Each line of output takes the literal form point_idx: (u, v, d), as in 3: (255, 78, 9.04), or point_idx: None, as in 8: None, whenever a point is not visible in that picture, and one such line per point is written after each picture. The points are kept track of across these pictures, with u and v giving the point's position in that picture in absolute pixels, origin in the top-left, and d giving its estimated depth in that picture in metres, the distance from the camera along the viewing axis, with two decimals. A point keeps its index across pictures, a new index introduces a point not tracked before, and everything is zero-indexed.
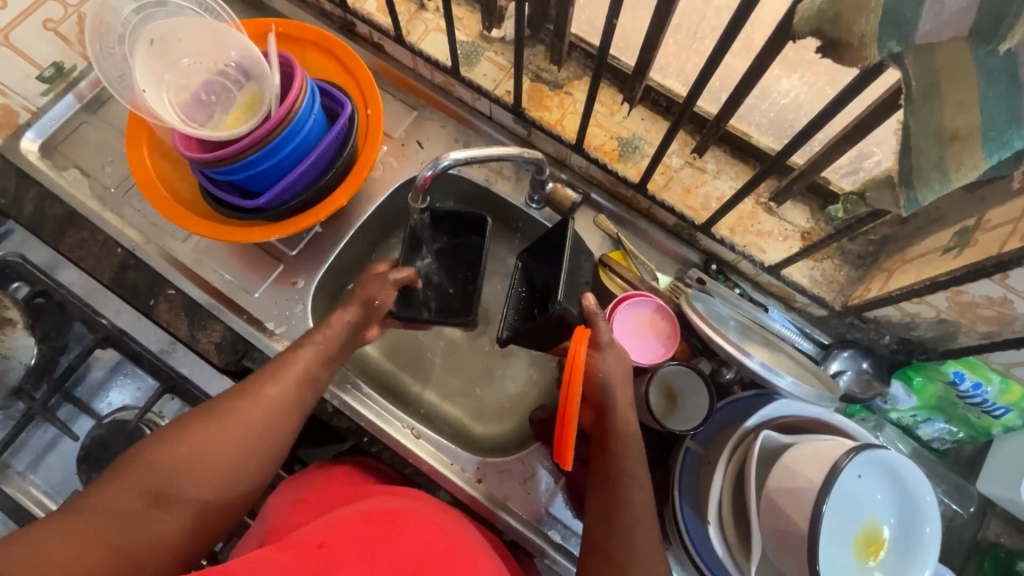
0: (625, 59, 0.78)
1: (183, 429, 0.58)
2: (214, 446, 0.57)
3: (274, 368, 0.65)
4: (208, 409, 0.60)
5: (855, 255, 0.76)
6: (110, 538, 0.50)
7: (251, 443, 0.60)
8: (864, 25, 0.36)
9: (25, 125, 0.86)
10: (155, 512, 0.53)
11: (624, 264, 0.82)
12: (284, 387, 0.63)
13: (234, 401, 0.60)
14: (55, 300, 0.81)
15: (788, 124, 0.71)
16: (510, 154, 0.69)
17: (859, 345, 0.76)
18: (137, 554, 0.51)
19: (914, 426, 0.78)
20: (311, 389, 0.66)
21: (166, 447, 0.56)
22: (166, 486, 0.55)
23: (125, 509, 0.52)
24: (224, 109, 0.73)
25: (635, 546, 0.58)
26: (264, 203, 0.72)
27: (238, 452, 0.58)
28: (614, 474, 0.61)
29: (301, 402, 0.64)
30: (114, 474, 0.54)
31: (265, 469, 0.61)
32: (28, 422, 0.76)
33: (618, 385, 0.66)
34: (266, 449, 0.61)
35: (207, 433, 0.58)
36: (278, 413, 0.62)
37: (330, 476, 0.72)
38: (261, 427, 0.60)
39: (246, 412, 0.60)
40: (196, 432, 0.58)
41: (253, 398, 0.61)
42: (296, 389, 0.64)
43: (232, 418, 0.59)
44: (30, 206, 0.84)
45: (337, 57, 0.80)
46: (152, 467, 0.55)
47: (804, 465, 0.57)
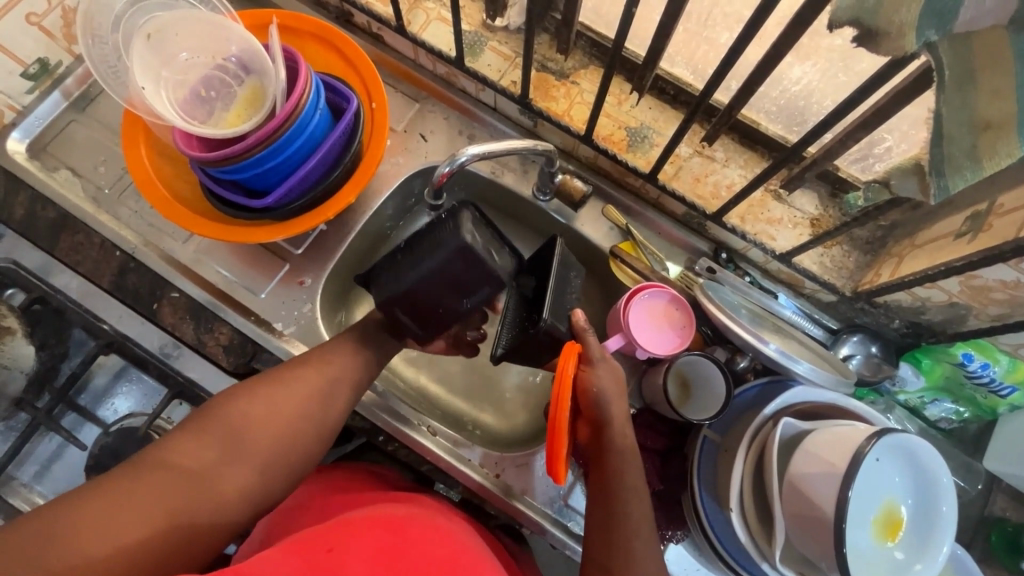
0: (635, 48, 0.77)
1: (247, 390, 0.60)
2: (278, 408, 0.60)
3: (332, 345, 0.68)
4: (271, 374, 0.63)
5: (862, 241, 0.77)
6: (178, 496, 0.52)
7: (310, 410, 0.62)
8: (905, 15, 0.36)
9: (10, 125, 0.82)
10: (220, 466, 0.55)
11: (634, 254, 0.82)
12: (342, 361, 0.67)
13: (294, 370, 0.64)
14: (53, 306, 0.79)
15: (799, 111, 0.72)
16: (523, 147, 0.68)
17: (867, 329, 0.78)
18: (203, 511, 0.53)
19: (921, 407, 0.80)
20: (364, 365, 0.69)
21: (231, 407, 0.59)
22: (229, 445, 0.56)
23: (192, 461, 0.54)
24: (225, 105, 0.71)
25: (642, 551, 0.58)
26: (272, 202, 0.70)
27: (298, 415, 0.61)
28: (612, 484, 0.62)
29: (358, 376, 0.68)
30: (181, 431, 0.56)
31: (322, 439, 0.63)
32: (32, 433, 0.74)
33: (615, 400, 0.65)
34: (323, 416, 0.63)
35: (270, 396, 0.61)
36: (335, 383, 0.65)
37: (332, 481, 0.72)
38: (320, 396, 0.64)
39: (307, 380, 0.63)
40: (260, 394, 0.60)
41: (313, 367, 0.65)
42: (351, 365, 0.68)
43: (294, 383, 0.63)
44: (22, 209, 0.81)
45: (339, 51, 0.78)
46: (220, 424, 0.57)
47: (825, 450, 0.57)
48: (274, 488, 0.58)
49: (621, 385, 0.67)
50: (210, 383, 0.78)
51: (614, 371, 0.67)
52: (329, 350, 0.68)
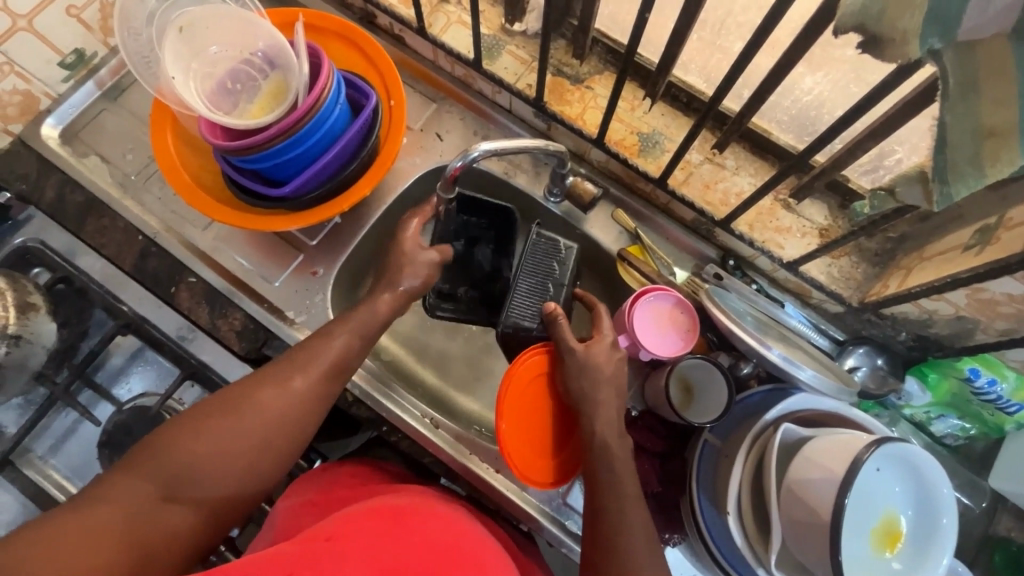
0: (648, 55, 0.78)
1: (200, 419, 0.57)
2: (237, 438, 0.57)
3: (298, 359, 0.63)
4: (230, 398, 0.59)
5: (871, 252, 0.77)
6: (128, 536, 0.50)
7: (268, 435, 0.59)
8: (908, 21, 0.37)
9: (46, 111, 0.86)
10: (171, 503, 0.53)
11: (642, 258, 0.83)
12: (309, 379, 0.62)
13: (255, 394, 0.59)
14: (77, 286, 0.81)
15: (810, 121, 0.72)
16: (535, 146, 0.70)
17: (874, 341, 0.77)
18: (155, 545, 0.52)
19: (927, 422, 0.79)
20: (336, 380, 0.65)
21: (182, 438, 0.55)
22: (185, 480, 0.54)
23: (141, 500, 0.52)
24: (249, 98, 0.73)
25: (643, 554, 0.57)
26: (290, 192, 0.72)
27: (255, 443, 0.58)
28: (602, 481, 0.62)
29: (325, 395, 0.63)
30: (129, 463, 0.54)
31: (285, 461, 0.60)
32: (50, 406, 0.77)
33: (585, 389, 0.68)
34: (285, 442, 0.60)
35: (223, 424, 0.57)
36: (305, 409, 0.61)
37: (338, 477, 0.73)
38: (281, 423, 0.60)
39: (270, 406, 0.59)
40: (217, 424, 0.57)
41: (279, 390, 0.60)
42: (319, 382, 0.63)
43: (251, 409, 0.58)
44: (52, 191, 0.85)
45: (362, 50, 0.81)
46: (169, 460, 0.54)
47: (824, 457, 0.58)
48: (236, 509, 0.58)
49: (593, 376, 0.68)
50: (222, 367, 0.80)
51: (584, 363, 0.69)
52: (291, 365, 0.62)
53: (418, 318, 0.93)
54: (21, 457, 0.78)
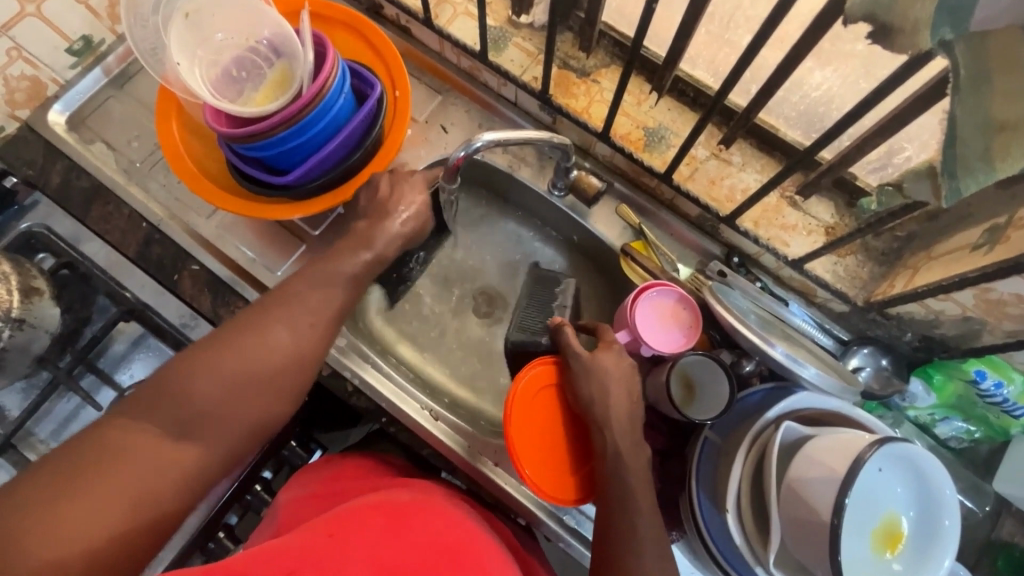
0: (655, 48, 0.77)
1: (204, 356, 0.55)
2: (245, 376, 0.55)
3: (302, 295, 0.62)
4: (232, 337, 0.57)
5: (878, 251, 0.76)
6: (140, 475, 0.48)
7: (276, 374, 0.58)
8: (919, 11, 0.36)
9: (53, 97, 0.86)
10: (184, 440, 0.52)
11: (645, 254, 0.82)
12: (313, 314, 0.61)
13: (257, 334, 0.58)
14: (80, 272, 0.82)
15: (818, 117, 0.71)
16: (539, 138, 0.69)
17: (879, 342, 0.77)
18: (169, 484, 0.50)
19: (931, 424, 0.78)
20: (338, 323, 0.64)
21: (188, 375, 0.54)
22: (193, 418, 0.52)
23: (152, 439, 0.50)
24: (254, 86, 0.73)
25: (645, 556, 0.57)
26: (293, 180, 0.72)
27: (265, 379, 0.57)
28: (618, 491, 0.61)
29: (329, 330, 0.63)
30: (134, 403, 0.52)
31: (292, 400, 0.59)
32: (52, 390, 0.77)
33: (596, 394, 0.66)
34: (294, 377, 0.59)
35: (231, 359, 0.55)
36: (309, 349, 0.60)
37: (339, 470, 0.73)
38: (291, 358, 0.59)
39: (275, 346, 0.58)
40: (222, 362, 0.55)
41: (282, 330, 0.59)
42: (324, 317, 0.62)
43: (258, 343, 0.57)
44: (58, 177, 0.85)
45: (368, 40, 0.80)
46: (178, 397, 0.52)
47: (826, 456, 0.57)
48: (246, 449, 0.56)
49: (602, 381, 0.66)
50: None
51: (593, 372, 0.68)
52: (297, 302, 0.61)
53: (420, 311, 0.92)
54: (23, 441, 0.78)
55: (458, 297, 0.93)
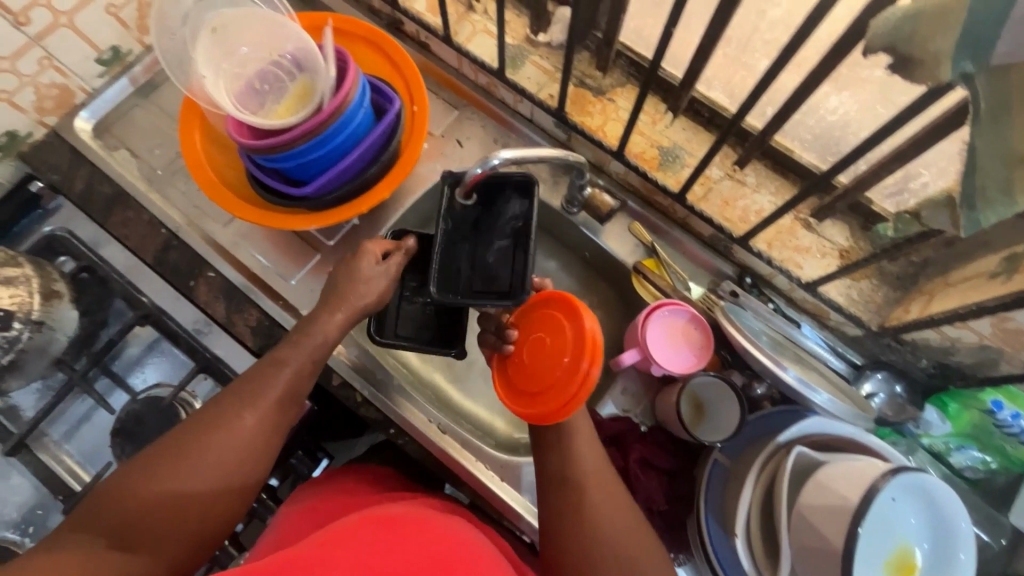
0: (672, 69, 0.78)
1: (145, 467, 0.55)
2: (190, 481, 0.55)
3: (248, 392, 0.61)
4: (181, 440, 0.57)
5: (893, 275, 0.75)
6: None
7: (224, 476, 0.57)
8: (940, 44, 0.36)
9: (80, 105, 0.89)
10: (125, 554, 0.51)
11: (658, 272, 0.82)
12: (260, 412, 0.60)
13: (205, 434, 0.57)
14: (99, 276, 0.83)
15: (833, 141, 0.71)
16: (554, 156, 0.70)
17: (893, 367, 0.76)
18: None
19: (945, 453, 0.77)
20: (290, 410, 0.63)
21: (129, 487, 0.54)
22: (137, 529, 0.52)
23: (88, 556, 0.50)
24: (276, 99, 0.75)
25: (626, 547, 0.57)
26: (311, 192, 0.74)
27: (208, 483, 0.56)
28: (578, 482, 0.60)
29: (278, 426, 0.62)
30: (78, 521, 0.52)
31: (243, 499, 0.59)
32: (66, 392, 0.78)
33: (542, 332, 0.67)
34: (239, 478, 0.58)
35: (176, 467, 0.55)
36: (257, 443, 0.59)
37: (345, 483, 0.73)
38: (235, 459, 0.58)
39: (220, 446, 0.57)
40: (166, 469, 0.55)
41: (229, 428, 0.58)
42: (272, 413, 0.61)
43: (202, 449, 0.56)
44: (81, 183, 0.87)
45: (388, 55, 0.82)
46: (120, 513, 0.52)
47: (838, 483, 0.56)
48: (198, 554, 0.56)
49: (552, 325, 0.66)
50: (235, 361, 0.81)
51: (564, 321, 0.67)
52: (247, 394, 0.61)
53: None
54: (35, 441, 0.79)
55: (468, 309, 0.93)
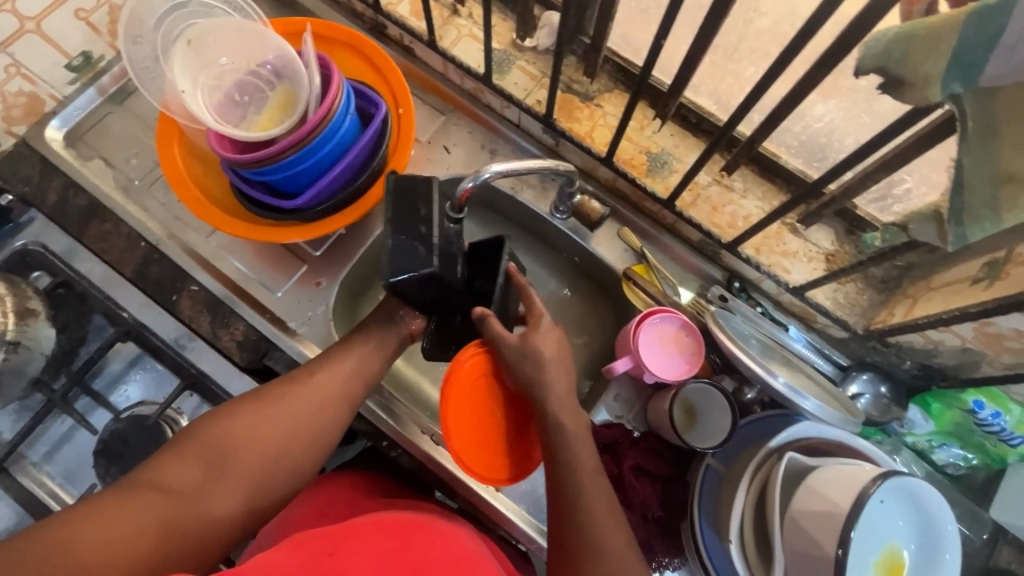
0: (660, 76, 0.78)
1: (239, 407, 0.61)
2: (271, 427, 0.61)
3: (327, 359, 0.68)
4: (269, 389, 0.64)
5: (877, 279, 0.77)
6: (169, 512, 0.53)
7: (300, 427, 0.62)
8: (931, 66, 0.37)
9: (50, 113, 0.85)
10: (211, 485, 0.56)
11: (647, 277, 0.82)
12: (336, 376, 0.66)
13: (288, 387, 0.64)
14: (76, 292, 0.80)
15: (821, 149, 0.73)
16: (544, 167, 0.70)
17: (878, 368, 0.77)
18: (192, 526, 0.54)
19: (929, 450, 0.78)
20: (363, 379, 0.68)
21: (222, 423, 0.60)
22: (225, 462, 0.58)
23: (184, 476, 0.55)
24: (257, 109, 0.73)
25: (599, 525, 0.56)
26: (302, 204, 0.72)
27: (287, 430, 0.61)
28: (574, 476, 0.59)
29: (351, 393, 0.67)
30: (174, 449, 0.58)
31: (317, 451, 0.63)
32: (46, 413, 0.76)
33: (529, 376, 0.65)
34: (312, 438, 0.63)
35: (263, 412, 0.61)
36: (332, 402, 0.65)
37: (338, 491, 0.72)
38: (311, 413, 0.63)
39: (300, 399, 0.63)
40: (253, 412, 0.61)
41: (309, 385, 0.65)
42: (346, 381, 0.67)
43: (284, 400, 0.63)
44: (54, 195, 0.84)
45: (369, 59, 0.80)
46: (212, 443, 0.58)
47: (830, 489, 0.57)
48: (270, 498, 0.60)
49: (535, 362, 0.65)
50: (221, 377, 0.78)
51: (528, 345, 0.65)
52: (323, 359, 0.67)
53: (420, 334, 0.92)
54: (14, 464, 0.76)
55: None
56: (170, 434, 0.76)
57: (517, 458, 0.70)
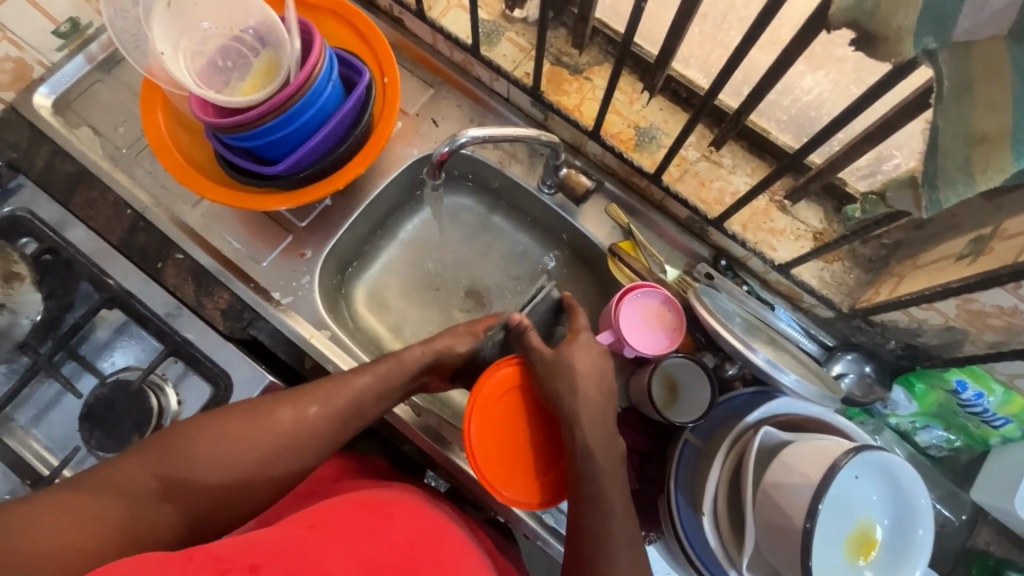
0: (648, 46, 0.77)
1: (223, 418, 0.60)
2: (248, 445, 0.59)
3: (325, 387, 0.66)
4: (257, 406, 0.62)
5: (866, 258, 0.76)
6: (124, 521, 0.51)
7: (277, 453, 0.60)
8: (902, 19, 0.36)
9: (38, 80, 0.85)
10: (168, 499, 0.54)
11: (634, 255, 0.82)
12: (329, 409, 0.64)
13: (276, 407, 0.62)
14: (63, 258, 0.80)
15: (809, 122, 0.71)
16: (525, 135, 0.69)
17: (863, 348, 0.77)
18: (143, 540, 0.51)
19: (912, 432, 0.78)
20: (355, 417, 0.66)
21: (198, 433, 0.58)
22: (190, 475, 0.56)
23: (144, 486, 0.54)
24: (240, 75, 0.72)
25: (618, 558, 0.58)
26: (282, 170, 0.72)
27: (263, 453, 0.60)
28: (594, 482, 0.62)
29: (341, 427, 0.65)
30: (138, 450, 0.56)
31: (285, 483, 0.61)
32: (32, 376, 0.76)
33: (561, 392, 0.67)
34: (287, 467, 0.61)
35: (244, 429, 0.60)
36: (317, 436, 0.63)
37: (324, 472, 0.73)
38: (292, 443, 0.61)
39: (286, 425, 0.61)
40: (234, 427, 0.59)
41: (299, 413, 0.63)
42: (337, 416, 0.65)
43: (267, 422, 0.61)
44: (42, 162, 0.85)
45: (355, 27, 0.79)
46: (182, 453, 0.56)
47: (801, 461, 0.57)
48: (226, 520, 0.58)
49: (569, 376, 0.67)
50: (205, 344, 0.79)
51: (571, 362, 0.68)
52: (319, 390, 0.65)
53: (407, 310, 0.93)
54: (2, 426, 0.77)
55: (446, 296, 0.94)
56: (154, 401, 0.76)
57: (547, 485, 0.70)
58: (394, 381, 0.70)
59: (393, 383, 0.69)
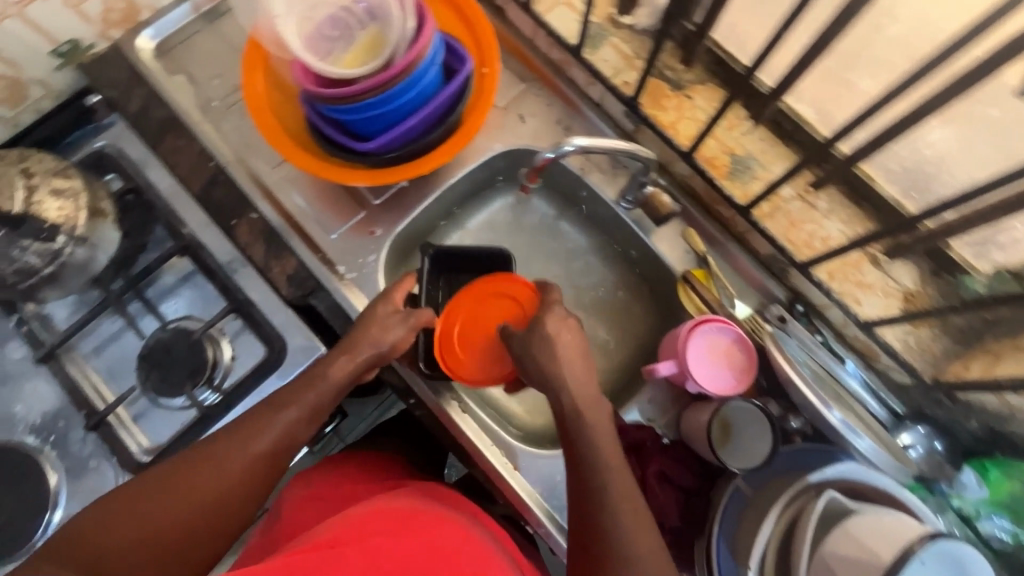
0: (766, 77, 0.74)
1: (132, 493, 0.55)
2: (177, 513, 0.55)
3: (242, 431, 0.61)
4: (170, 472, 0.57)
5: (956, 328, 0.71)
6: None
7: (209, 512, 0.57)
8: None
9: (145, 23, 0.87)
10: None
11: (706, 284, 0.77)
12: (252, 456, 0.60)
13: (191, 470, 0.57)
14: (144, 199, 0.82)
15: (925, 177, 0.68)
16: (622, 149, 0.70)
17: (937, 423, 0.72)
18: None
19: (975, 517, 0.70)
20: (285, 454, 0.63)
21: (108, 518, 0.53)
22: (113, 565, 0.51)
23: None
24: (345, 46, 0.72)
25: None
26: (372, 148, 0.71)
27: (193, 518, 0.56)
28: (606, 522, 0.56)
29: (271, 469, 0.61)
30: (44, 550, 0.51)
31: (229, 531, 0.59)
32: (101, 310, 0.78)
33: (543, 369, 0.66)
34: (226, 522, 0.58)
35: (164, 502, 0.55)
36: (246, 484, 0.59)
37: (348, 472, 0.73)
38: (224, 496, 0.58)
39: (209, 482, 0.57)
40: (150, 504, 0.55)
41: (220, 465, 0.59)
42: (264, 457, 0.61)
43: (187, 490, 0.56)
44: (136, 103, 0.86)
45: (461, 13, 0.78)
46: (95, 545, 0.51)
47: (870, 539, 0.54)
48: None
49: (553, 350, 0.66)
50: (267, 306, 0.79)
51: (554, 343, 0.67)
52: (236, 437, 0.61)
53: None
54: (65, 353, 0.79)
55: None
56: (210, 354, 0.77)
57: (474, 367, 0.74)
58: (327, 396, 0.66)
59: (323, 409, 0.66)
